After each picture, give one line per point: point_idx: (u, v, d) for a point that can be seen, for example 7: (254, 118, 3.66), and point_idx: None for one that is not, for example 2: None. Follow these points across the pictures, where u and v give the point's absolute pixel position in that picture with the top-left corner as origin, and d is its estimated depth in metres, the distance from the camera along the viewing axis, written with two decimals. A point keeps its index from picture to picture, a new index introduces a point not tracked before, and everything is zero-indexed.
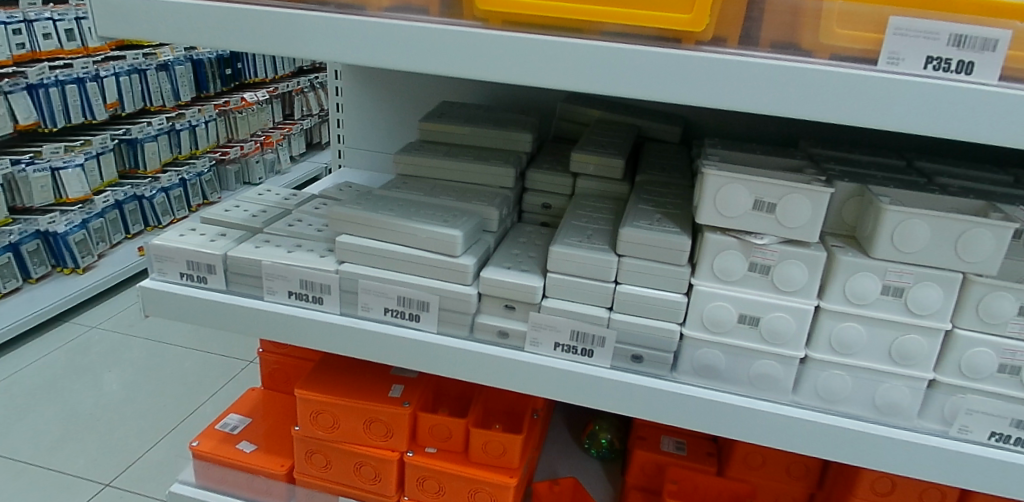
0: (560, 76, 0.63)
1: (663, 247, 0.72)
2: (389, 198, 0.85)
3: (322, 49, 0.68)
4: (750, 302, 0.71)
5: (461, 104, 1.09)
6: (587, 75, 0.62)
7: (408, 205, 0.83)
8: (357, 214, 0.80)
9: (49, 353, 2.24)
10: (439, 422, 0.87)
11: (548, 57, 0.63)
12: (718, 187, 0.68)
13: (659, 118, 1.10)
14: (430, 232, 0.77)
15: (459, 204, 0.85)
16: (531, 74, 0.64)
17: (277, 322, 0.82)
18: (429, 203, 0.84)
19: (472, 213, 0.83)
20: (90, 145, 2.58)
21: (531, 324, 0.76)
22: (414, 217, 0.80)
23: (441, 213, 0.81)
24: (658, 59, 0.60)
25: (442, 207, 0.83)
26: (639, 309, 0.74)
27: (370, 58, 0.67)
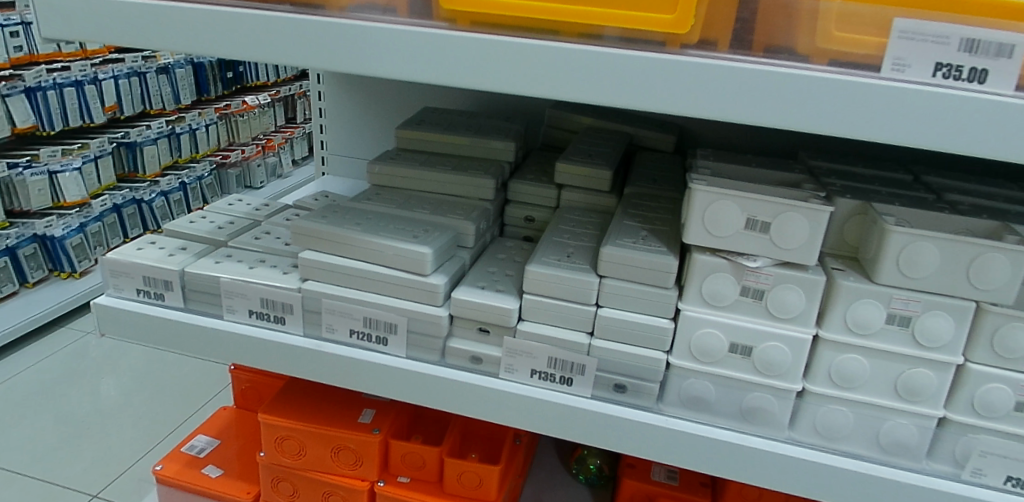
0: (540, 79, 0.57)
1: (648, 268, 0.66)
2: (359, 210, 0.79)
3: (285, 51, 0.62)
4: (741, 330, 0.65)
5: (444, 110, 1.04)
6: (565, 81, 0.57)
7: (378, 218, 0.77)
8: (323, 229, 0.74)
9: (40, 360, 2.20)
10: (412, 451, 0.82)
11: (523, 60, 0.57)
12: (707, 204, 0.62)
13: (652, 126, 1.04)
14: (399, 249, 0.71)
15: (434, 217, 0.79)
16: (510, 78, 0.58)
17: (237, 344, 0.76)
18: (401, 217, 0.78)
19: (447, 227, 0.77)
20: (88, 148, 2.53)
21: (506, 349, 0.70)
22: (383, 232, 0.74)
23: (412, 228, 0.75)
24: (638, 64, 0.55)
25: (415, 221, 0.77)
26: (621, 334, 0.68)
27: (332, 62, 0.62)
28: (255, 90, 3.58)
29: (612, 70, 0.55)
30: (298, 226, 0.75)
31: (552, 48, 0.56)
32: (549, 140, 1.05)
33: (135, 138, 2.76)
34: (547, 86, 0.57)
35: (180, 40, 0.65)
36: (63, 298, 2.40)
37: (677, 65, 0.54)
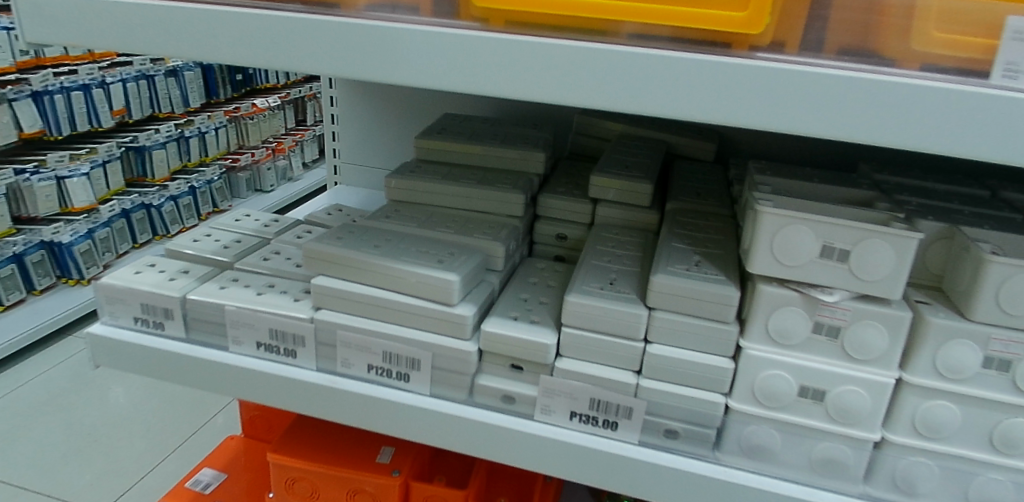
0: (596, 86, 0.48)
1: (706, 299, 0.58)
2: (378, 229, 0.72)
3: (297, 56, 0.54)
4: (812, 372, 0.57)
5: (465, 116, 0.96)
6: (625, 88, 0.48)
7: (399, 239, 0.70)
8: (338, 253, 0.67)
9: (49, 368, 2.14)
10: (434, 494, 0.75)
11: (574, 63, 0.49)
12: (777, 229, 0.54)
13: (690, 133, 0.97)
14: (422, 277, 0.64)
15: (460, 238, 0.71)
16: (562, 83, 0.49)
17: (245, 378, 0.70)
18: (424, 237, 0.70)
19: (476, 249, 0.69)
20: (96, 153, 2.47)
21: (542, 389, 0.63)
22: (405, 255, 0.66)
23: (437, 251, 0.67)
24: (703, 70, 0.46)
25: (439, 242, 0.70)
26: (673, 374, 0.60)
27: (346, 69, 0.54)
28: (265, 92, 3.52)
29: (678, 78, 0.47)
30: (311, 248, 0.68)
31: (610, 51, 0.48)
32: (578, 148, 0.98)
33: (143, 142, 2.71)
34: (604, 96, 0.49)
35: (177, 42, 0.57)
36: (71, 305, 2.34)
37: (763, 71, 0.45)
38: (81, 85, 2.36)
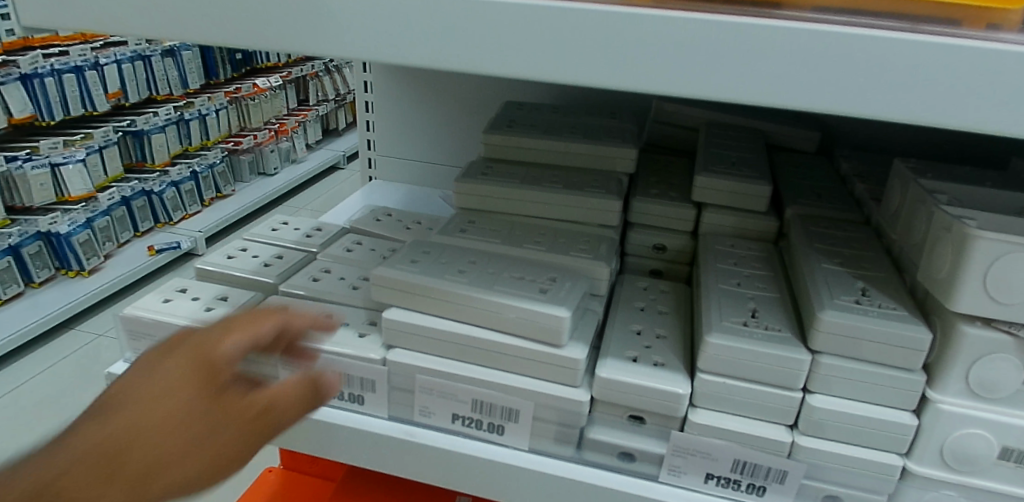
0: (830, 77, 0.34)
1: (886, 343, 0.47)
2: (457, 249, 0.60)
3: (365, 32, 0.38)
4: (1022, 432, 0.45)
5: (531, 106, 0.85)
6: (875, 81, 0.33)
7: (486, 262, 0.58)
8: (416, 280, 0.55)
9: (50, 366, 2.00)
10: None
11: (790, 42, 0.33)
12: (990, 261, 0.42)
13: (788, 121, 0.86)
14: (525, 313, 0.52)
15: (555, 261, 0.60)
16: (789, 71, 0.34)
17: (303, 429, 0.58)
18: (513, 260, 0.59)
19: (577, 274, 0.58)
20: (92, 139, 2.32)
21: (671, 447, 0.52)
22: (498, 285, 0.55)
23: (534, 279, 0.56)
24: (944, 51, 0.32)
25: (534, 266, 0.58)
26: (839, 432, 0.49)
27: (428, 53, 0.38)
28: (266, 71, 3.31)
29: (958, 68, 0.32)
30: (380, 274, 0.56)
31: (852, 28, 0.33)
32: (657, 137, 0.87)
33: (141, 126, 2.52)
34: (846, 91, 0.33)
35: (203, 16, 0.41)
36: (69, 299, 2.16)
37: None
38: (74, 66, 2.20)
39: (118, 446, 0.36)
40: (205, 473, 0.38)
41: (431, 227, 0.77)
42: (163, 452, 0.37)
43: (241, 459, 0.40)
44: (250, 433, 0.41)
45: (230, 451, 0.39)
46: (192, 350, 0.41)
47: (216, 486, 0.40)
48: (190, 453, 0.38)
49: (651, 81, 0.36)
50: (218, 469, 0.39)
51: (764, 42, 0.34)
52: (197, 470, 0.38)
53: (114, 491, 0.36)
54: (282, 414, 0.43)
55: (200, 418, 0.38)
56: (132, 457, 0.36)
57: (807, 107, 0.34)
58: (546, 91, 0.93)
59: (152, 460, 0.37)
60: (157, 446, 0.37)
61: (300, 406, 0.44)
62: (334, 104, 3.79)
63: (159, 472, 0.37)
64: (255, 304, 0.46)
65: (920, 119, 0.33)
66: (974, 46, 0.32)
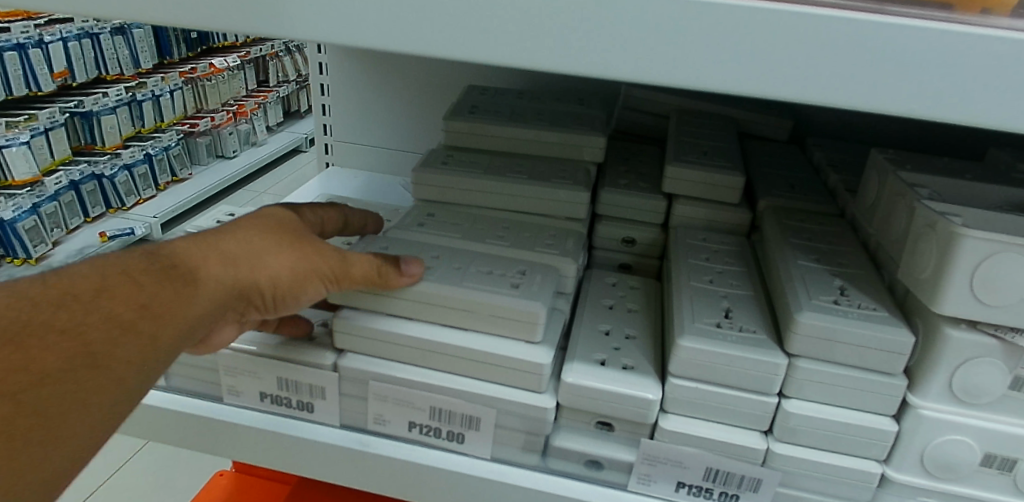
0: (820, 67, 0.30)
1: (865, 347, 0.45)
2: (416, 245, 0.56)
3: (306, 11, 0.34)
4: (1004, 438, 0.44)
5: (495, 90, 0.81)
6: (869, 72, 0.30)
7: (448, 257, 0.54)
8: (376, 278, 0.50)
9: None
10: None
11: (777, 28, 0.30)
12: (978, 260, 0.39)
13: (759, 107, 0.83)
14: (498, 308, 0.49)
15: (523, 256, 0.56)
16: (776, 60, 0.30)
17: (249, 440, 0.54)
18: (477, 254, 0.55)
19: (548, 266, 0.55)
20: (36, 120, 2.14)
21: (642, 455, 0.49)
22: (465, 281, 0.51)
23: (504, 273, 0.53)
24: (944, 40, 0.29)
25: (502, 260, 0.55)
26: (816, 439, 0.47)
27: (377, 35, 0.34)
28: (223, 50, 3.17)
29: (962, 60, 0.29)
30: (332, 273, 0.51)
31: (846, 12, 0.30)
32: (625, 124, 0.84)
33: (90, 107, 2.36)
34: (837, 81, 0.30)
35: None
36: None
37: None
38: (14, 44, 2.05)
39: (244, 224, 0.46)
40: (295, 264, 0.46)
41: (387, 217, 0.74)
42: (262, 240, 0.45)
43: (324, 273, 0.47)
44: (336, 254, 0.47)
45: (311, 255, 0.46)
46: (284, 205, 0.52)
47: (305, 288, 0.47)
48: (280, 245, 0.46)
49: (628, 65, 0.32)
50: (302, 269, 0.46)
51: (750, 27, 0.30)
52: (288, 260, 0.45)
53: (219, 263, 0.43)
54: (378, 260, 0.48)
55: (285, 230, 0.47)
56: (237, 241, 0.44)
57: (794, 98, 0.31)
58: (510, 75, 0.89)
59: (256, 245, 0.45)
60: (259, 233, 0.45)
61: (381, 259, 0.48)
62: (296, 85, 3.67)
63: (257, 253, 0.44)
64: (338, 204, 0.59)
65: (918, 115, 0.30)
66: (981, 36, 0.29)
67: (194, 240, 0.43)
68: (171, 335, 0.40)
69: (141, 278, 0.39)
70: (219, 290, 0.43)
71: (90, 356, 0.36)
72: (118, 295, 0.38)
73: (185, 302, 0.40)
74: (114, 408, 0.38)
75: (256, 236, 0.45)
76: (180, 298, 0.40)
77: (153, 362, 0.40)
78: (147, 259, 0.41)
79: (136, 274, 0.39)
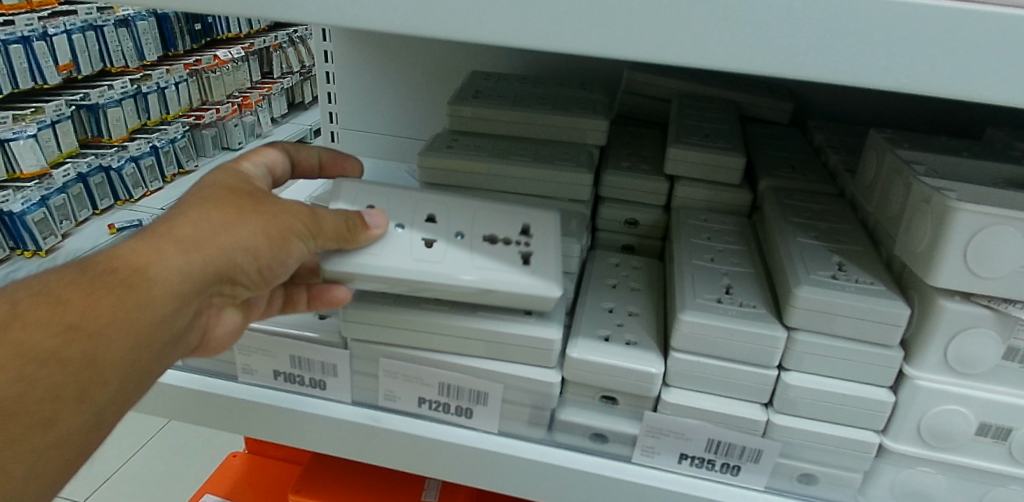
0: (815, 45, 0.31)
1: (862, 319, 0.46)
2: (412, 199, 0.52)
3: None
4: (1000, 408, 0.45)
5: (499, 76, 0.82)
6: (861, 50, 0.31)
7: (451, 225, 0.51)
8: (380, 259, 0.48)
9: None
10: None
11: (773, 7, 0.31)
12: (970, 232, 0.41)
13: (761, 90, 0.84)
14: (515, 294, 0.48)
15: (524, 207, 0.54)
16: (770, 38, 0.32)
17: (263, 417, 0.56)
18: (477, 214, 0.52)
19: (550, 221, 0.53)
20: (43, 113, 2.16)
21: (645, 428, 0.50)
22: (478, 260, 0.49)
23: (512, 244, 0.51)
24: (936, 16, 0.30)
25: (506, 223, 0.52)
26: (814, 410, 0.48)
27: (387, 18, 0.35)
28: (227, 42, 3.16)
29: (954, 37, 0.30)
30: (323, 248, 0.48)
31: None
32: (627, 109, 0.85)
33: (95, 100, 2.37)
34: (831, 57, 0.31)
35: None
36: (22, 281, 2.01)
37: None
38: (18, 38, 2.05)
39: (194, 204, 0.43)
40: (258, 236, 0.43)
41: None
42: (215, 219, 0.42)
43: (293, 237, 0.45)
44: (303, 216, 0.45)
45: (275, 224, 0.44)
46: (223, 167, 0.49)
47: (277, 256, 0.45)
48: (239, 216, 0.43)
49: (629, 43, 0.33)
50: (266, 239, 0.43)
51: (746, 5, 0.31)
52: (248, 232, 0.43)
53: (174, 253, 0.40)
54: (346, 219, 0.47)
55: (240, 199, 0.44)
56: (186, 226, 0.41)
57: (789, 74, 0.32)
58: (514, 61, 0.90)
59: (211, 224, 0.42)
60: (210, 209, 0.43)
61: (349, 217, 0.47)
62: (300, 76, 3.68)
63: (216, 233, 0.42)
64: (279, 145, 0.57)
65: (909, 88, 0.31)
66: (972, 14, 0.30)
67: (138, 238, 0.40)
68: (115, 349, 0.38)
69: (66, 297, 0.37)
70: (179, 283, 0.40)
71: (15, 397, 0.34)
72: (39, 321, 0.36)
73: (128, 309, 0.38)
74: (66, 434, 0.37)
75: (210, 213, 0.42)
76: (126, 307, 0.38)
77: (101, 381, 0.38)
78: (79, 273, 0.38)
79: (65, 293, 0.37)
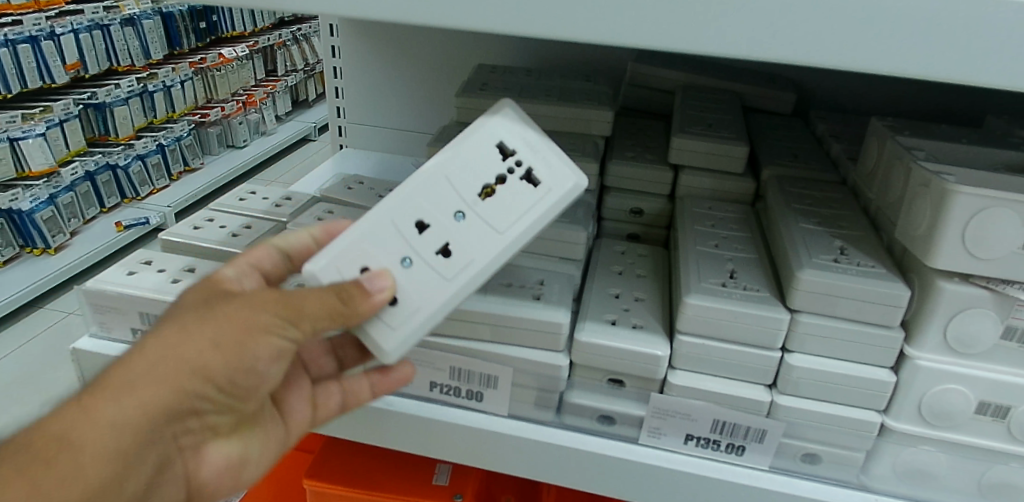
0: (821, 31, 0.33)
1: (863, 300, 0.47)
2: (389, 220, 0.41)
3: None
4: (998, 386, 0.46)
5: (504, 69, 0.83)
6: (863, 37, 0.32)
7: (442, 213, 0.41)
8: (430, 304, 0.40)
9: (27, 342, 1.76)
10: None
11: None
12: (970, 215, 0.42)
13: (762, 82, 0.85)
14: (554, 217, 0.42)
15: (479, 129, 0.43)
16: (777, 26, 0.33)
17: None
18: (449, 176, 0.42)
19: (517, 125, 0.43)
20: (52, 111, 2.13)
21: (652, 409, 0.52)
22: (498, 219, 0.41)
23: (508, 177, 0.42)
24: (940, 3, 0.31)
25: (481, 163, 0.42)
26: (817, 390, 0.50)
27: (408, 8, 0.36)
28: (232, 40, 3.16)
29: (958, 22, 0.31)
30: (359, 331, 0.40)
31: None
32: (631, 101, 0.86)
33: (103, 99, 2.35)
34: (829, 42, 0.33)
35: None
36: (38, 276, 1.98)
37: None
38: (27, 37, 2.04)
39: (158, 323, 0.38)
40: (220, 345, 0.36)
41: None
42: (152, 355, 0.36)
43: (259, 338, 0.37)
44: (269, 303, 0.37)
45: (237, 323, 0.36)
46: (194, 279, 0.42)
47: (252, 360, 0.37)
48: (195, 326, 0.36)
49: (641, 33, 0.34)
50: (222, 355, 0.36)
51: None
52: (195, 357, 0.36)
53: (102, 408, 0.35)
54: (335, 288, 0.37)
55: (203, 305, 0.38)
56: (121, 372, 0.35)
57: (793, 60, 0.34)
58: (519, 55, 0.91)
59: (163, 344, 0.36)
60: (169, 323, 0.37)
61: (337, 285, 0.37)
62: (304, 73, 3.69)
63: (158, 367, 0.36)
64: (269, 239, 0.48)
65: (903, 71, 0.33)
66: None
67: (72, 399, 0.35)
68: None
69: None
70: (119, 434, 0.35)
71: None
72: None
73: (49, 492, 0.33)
74: None
75: (151, 343, 0.36)
76: (57, 479, 0.33)
77: None
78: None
79: None
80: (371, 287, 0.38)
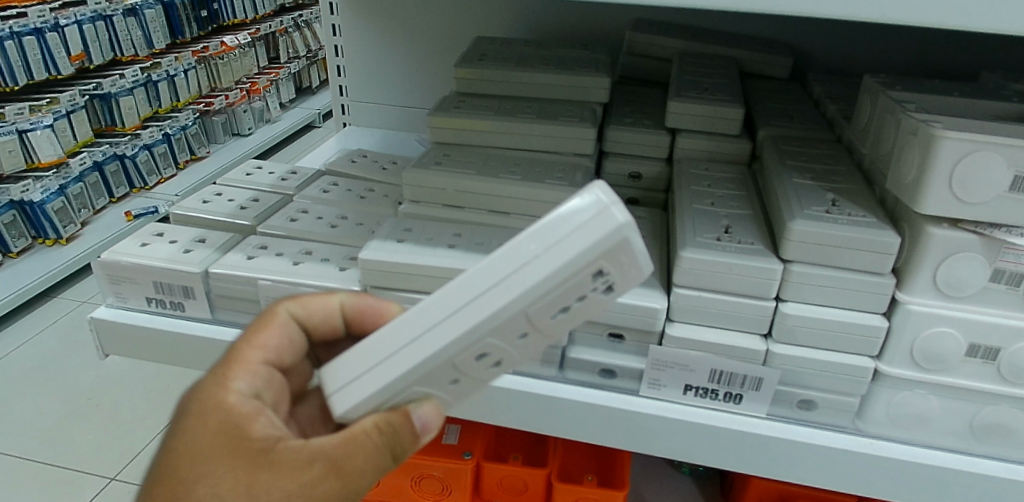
0: None
1: (854, 248, 0.48)
2: (450, 361, 0.33)
3: None
4: (988, 328, 0.47)
5: (503, 40, 0.84)
6: None
7: (506, 344, 0.33)
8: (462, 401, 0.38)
9: (41, 330, 1.78)
10: (511, 474, 0.76)
11: None
12: (957, 158, 0.43)
13: (760, 47, 0.85)
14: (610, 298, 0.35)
15: (584, 252, 0.30)
16: None
17: None
18: (527, 311, 0.31)
19: (622, 249, 0.30)
20: (58, 103, 2.15)
21: (651, 361, 0.53)
22: (558, 328, 0.34)
23: (587, 296, 0.32)
24: None
25: (569, 288, 0.31)
26: (811, 338, 0.51)
27: None
28: (234, 28, 3.15)
29: None
30: None
31: None
32: (630, 70, 0.87)
33: (108, 89, 2.35)
34: None
35: None
36: (51, 267, 2.00)
37: None
38: (32, 29, 2.05)
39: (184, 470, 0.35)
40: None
41: (404, 166, 0.81)
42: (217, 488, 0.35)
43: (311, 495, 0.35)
44: (316, 472, 0.35)
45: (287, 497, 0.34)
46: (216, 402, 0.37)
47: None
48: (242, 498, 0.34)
49: None
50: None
51: None
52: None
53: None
54: (390, 448, 0.36)
55: (240, 462, 0.35)
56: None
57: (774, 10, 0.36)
58: (518, 28, 0.92)
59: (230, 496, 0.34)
60: (212, 487, 0.35)
61: (392, 449, 0.36)
62: (307, 60, 3.69)
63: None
64: (269, 312, 0.43)
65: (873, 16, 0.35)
66: None
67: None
68: None
69: None
70: None
71: None
72: None
73: None
74: None
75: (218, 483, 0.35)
76: None
77: None
78: None
79: None
80: (422, 426, 0.36)
